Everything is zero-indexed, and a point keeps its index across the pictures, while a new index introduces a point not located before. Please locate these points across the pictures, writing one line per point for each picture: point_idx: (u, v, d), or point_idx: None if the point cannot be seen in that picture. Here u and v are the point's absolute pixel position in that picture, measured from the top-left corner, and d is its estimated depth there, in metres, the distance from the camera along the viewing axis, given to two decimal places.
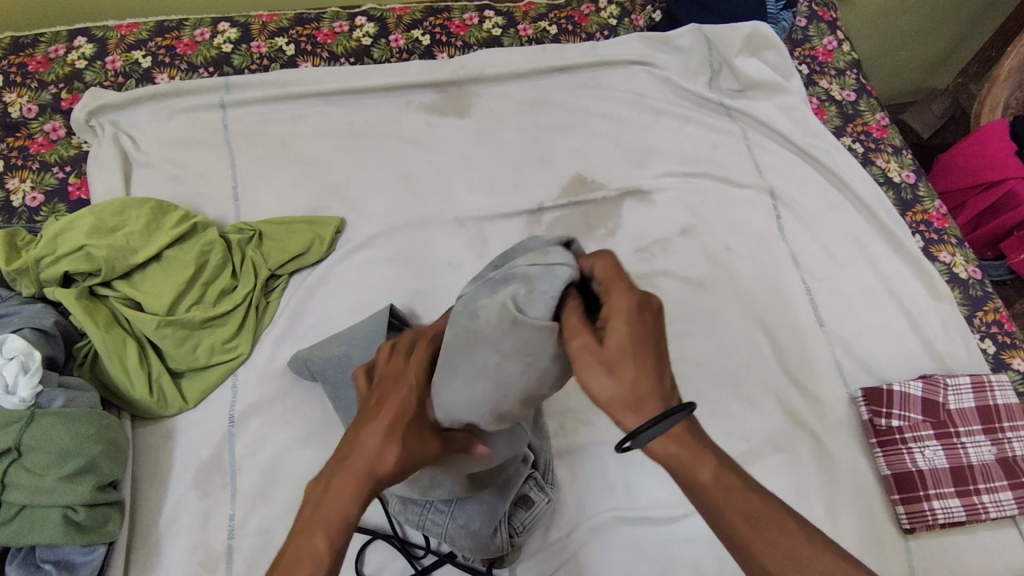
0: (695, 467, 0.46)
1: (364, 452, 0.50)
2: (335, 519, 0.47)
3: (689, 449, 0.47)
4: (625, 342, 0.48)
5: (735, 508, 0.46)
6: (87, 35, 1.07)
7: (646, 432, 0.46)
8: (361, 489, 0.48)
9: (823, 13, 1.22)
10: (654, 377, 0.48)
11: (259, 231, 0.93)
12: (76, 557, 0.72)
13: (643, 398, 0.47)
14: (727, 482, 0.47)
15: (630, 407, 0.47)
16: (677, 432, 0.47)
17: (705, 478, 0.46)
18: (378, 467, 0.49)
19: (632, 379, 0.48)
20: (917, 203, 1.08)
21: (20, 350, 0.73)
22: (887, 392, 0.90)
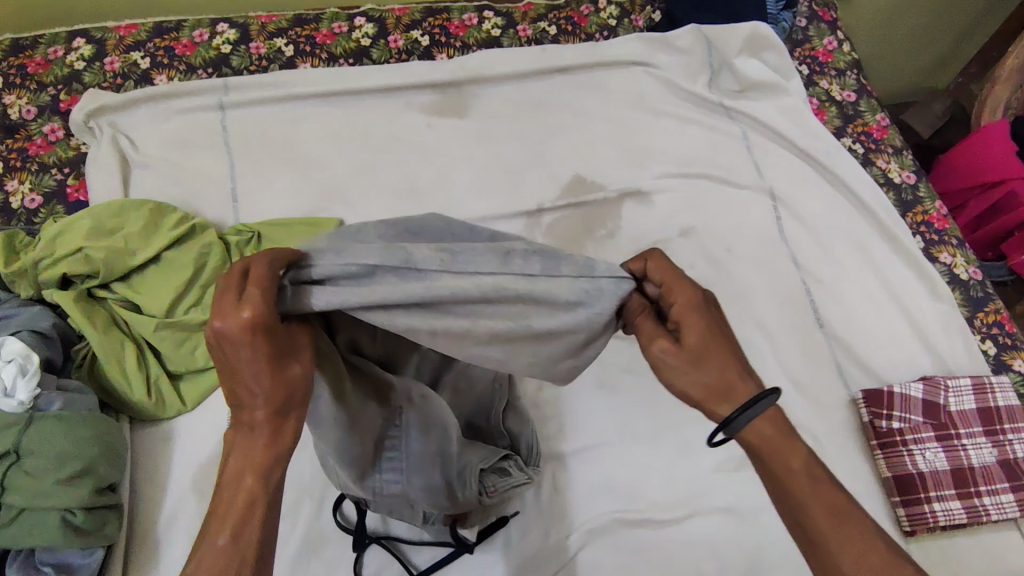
0: (786, 456, 0.47)
1: (270, 402, 0.44)
2: (266, 473, 0.45)
3: (776, 437, 0.48)
4: (705, 342, 0.48)
5: (817, 497, 0.47)
6: (87, 36, 1.07)
7: (739, 421, 0.47)
8: (284, 434, 0.45)
9: (823, 13, 1.22)
10: (738, 367, 0.49)
11: (258, 232, 0.92)
12: (75, 560, 0.72)
13: (733, 386, 0.48)
14: (814, 471, 0.48)
15: (722, 399, 0.48)
16: (765, 418, 0.48)
17: (794, 465, 0.47)
18: (293, 410, 0.45)
19: (717, 375, 0.48)
20: (918, 204, 1.08)
21: (19, 352, 0.73)
22: (888, 393, 0.90)
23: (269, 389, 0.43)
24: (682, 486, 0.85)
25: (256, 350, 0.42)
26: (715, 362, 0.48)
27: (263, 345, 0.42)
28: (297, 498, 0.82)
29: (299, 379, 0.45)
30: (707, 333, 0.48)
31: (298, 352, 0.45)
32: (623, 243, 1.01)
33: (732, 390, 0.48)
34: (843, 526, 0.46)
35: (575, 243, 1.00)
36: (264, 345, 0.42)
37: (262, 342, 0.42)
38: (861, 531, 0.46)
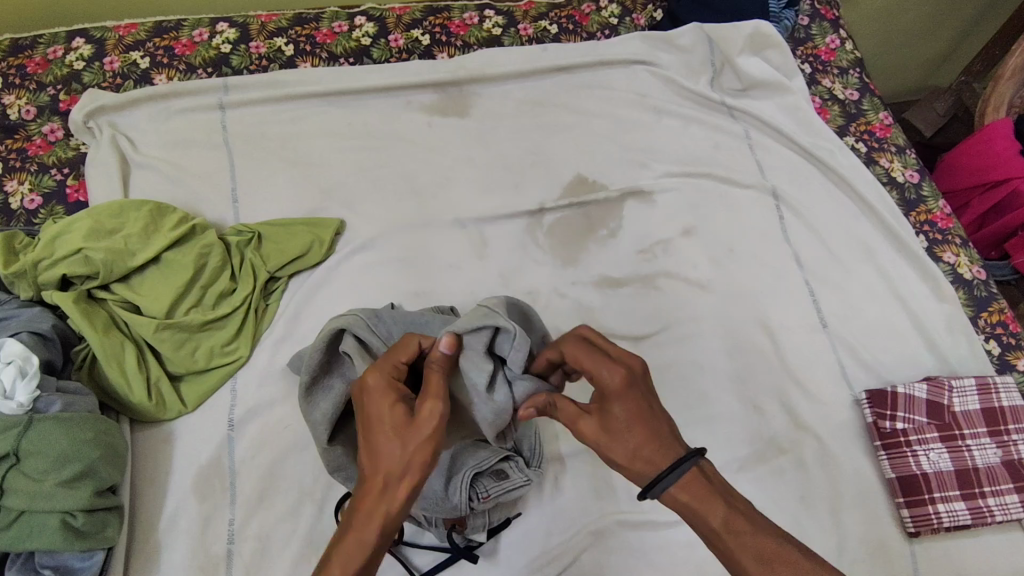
0: (704, 512, 0.55)
1: (377, 465, 0.55)
2: (362, 534, 0.52)
3: (701, 497, 0.56)
4: (624, 418, 0.58)
5: (743, 545, 0.54)
6: (86, 36, 1.07)
7: (658, 483, 0.56)
8: (384, 496, 0.54)
9: (825, 11, 1.21)
10: (659, 440, 0.58)
11: (258, 233, 0.92)
12: (75, 562, 0.72)
13: (653, 458, 0.57)
14: (734, 524, 0.55)
15: (644, 467, 0.57)
16: (689, 479, 0.56)
17: (713, 523, 0.55)
18: (392, 472, 0.54)
19: (638, 447, 0.57)
20: (921, 203, 1.07)
21: (18, 354, 0.73)
22: (892, 394, 0.89)
23: (376, 447, 0.56)
24: None
25: (375, 408, 0.58)
26: (636, 440, 0.58)
27: (381, 406, 0.57)
28: (298, 500, 0.81)
29: (407, 440, 0.55)
30: (622, 410, 0.59)
31: (413, 416, 0.56)
32: (625, 243, 1.00)
33: (653, 459, 0.57)
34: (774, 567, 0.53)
35: (576, 243, 1.00)
36: (384, 403, 0.57)
37: (380, 399, 0.58)
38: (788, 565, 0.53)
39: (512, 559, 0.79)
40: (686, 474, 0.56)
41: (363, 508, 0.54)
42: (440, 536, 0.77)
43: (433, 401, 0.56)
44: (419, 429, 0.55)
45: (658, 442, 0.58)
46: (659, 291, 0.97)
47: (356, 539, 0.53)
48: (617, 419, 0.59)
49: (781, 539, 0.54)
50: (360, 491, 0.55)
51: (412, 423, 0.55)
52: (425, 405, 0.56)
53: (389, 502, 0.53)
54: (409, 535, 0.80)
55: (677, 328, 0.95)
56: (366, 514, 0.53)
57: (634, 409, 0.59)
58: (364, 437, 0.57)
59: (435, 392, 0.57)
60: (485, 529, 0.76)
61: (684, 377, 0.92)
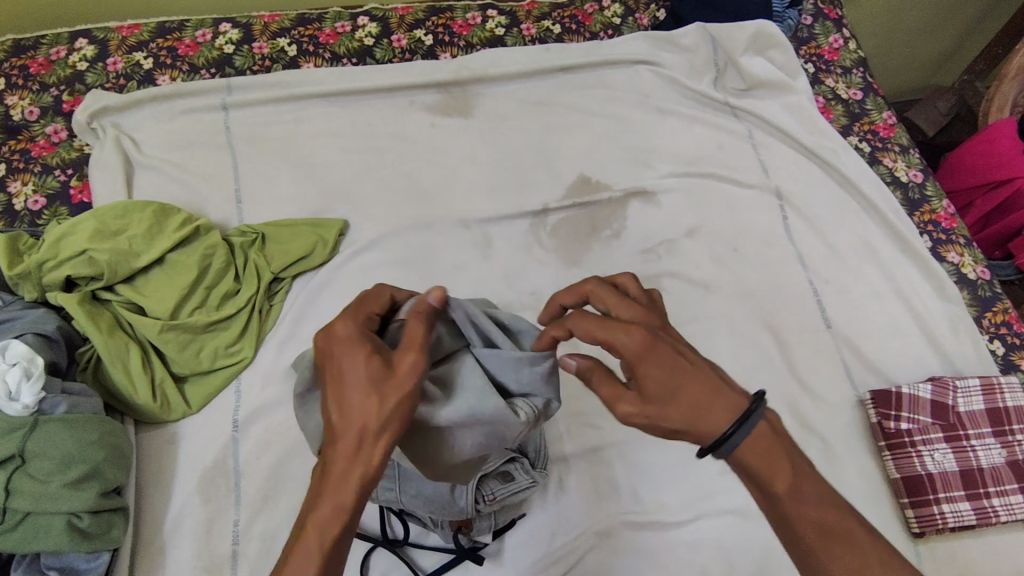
0: (772, 475, 0.53)
1: (352, 418, 0.52)
2: (339, 491, 0.50)
3: (767, 455, 0.53)
4: (670, 378, 0.55)
5: (809, 513, 0.53)
6: (89, 37, 1.07)
7: (730, 439, 0.53)
8: (358, 455, 0.51)
9: (828, 11, 1.21)
10: (708, 392, 0.55)
11: (262, 234, 0.92)
12: (81, 564, 0.72)
13: (711, 413, 0.54)
14: (798, 489, 0.53)
15: (705, 425, 0.54)
16: (757, 436, 0.54)
17: (777, 485, 0.53)
18: (371, 428, 0.51)
19: (698, 404, 0.54)
20: (925, 203, 1.07)
21: (23, 355, 0.72)
22: (897, 394, 0.89)
23: (351, 400, 0.52)
24: (689, 488, 0.84)
25: (348, 357, 0.54)
26: (692, 398, 0.54)
27: (357, 358, 0.53)
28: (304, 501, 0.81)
29: (384, 396, 0.52)
30: (671, 368, 0.55)
31: (392, 370, 0.53)
32: (629, 244, 1.00)
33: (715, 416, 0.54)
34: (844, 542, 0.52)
35: (579, 243, 1.00)
36: (357, 355, 0.54)
37: (355, 350, 0.54)
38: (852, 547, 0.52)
39: (517, 559, 0.79)
40: (754, 428, 0.54)
41: (338, 469, 0.51)
42: (446, 537, 0.77)
43: (414, 355, 0.54)
44: (399, 385, 0.52)
45: (713, 398, 0.54)
46: (663, 292, 0.97)
47: (332, 501, 0.50)
48: (666, 384, 0.55)
49: (841, 509, 0.53)
50: (331, 448, 0.52)
51: (391, 378, 0.52)
52: (405, 360, 0.53)
53: (369, 462, 0.51)
54: (414, 536, 0.80)
55: (681, 328, 0.95)
56: (340, 473, 0.51)
57: (678, 369, 0.55)
58: (333, 391, 0.53)
59: (415, 347, 0.54)
60: (490, 530, 0.76)
61: None
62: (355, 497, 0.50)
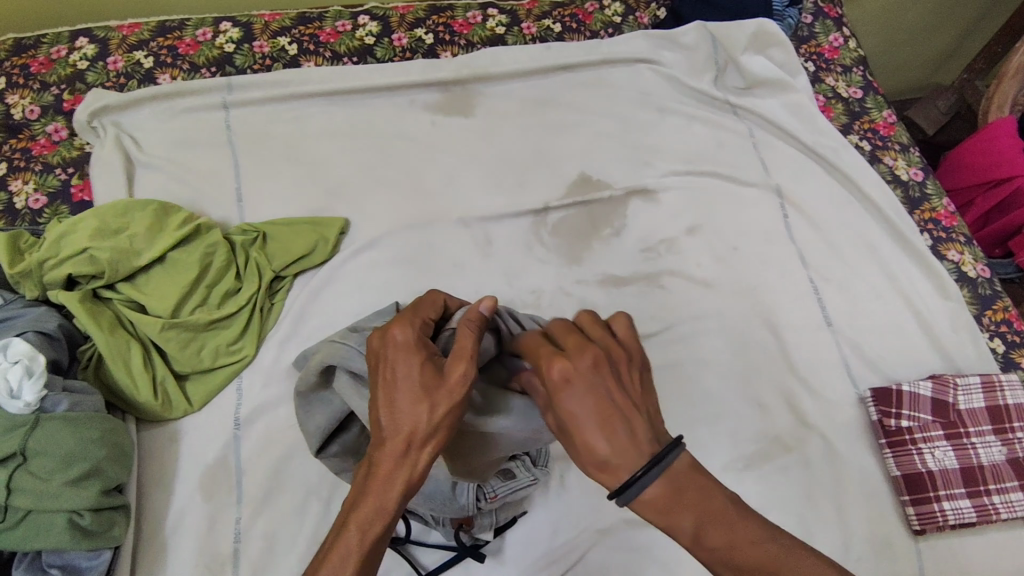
0: (673, 522, 0.50)
1: (401, 425, 0.52)
2: (383, 496, 0.52)
3: (667, 502, 0.50)
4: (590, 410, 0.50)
5: (721, 556, 0.50)
6: (89, 36, 1.07)
7: (634, 487, 0.49)
8: (406, 462, 0.52)
9: (828, 9, 1.21)
10: (624, 441, 0.50)
11: (263, 232, 0.92)
12: (82, 562, 0.72)
13: (617, 464, 0.50)
14: (704, 533, 0.50)
15: (605, 472, 0.50)
16: (659, 486, 0.50)
17: (681, 530, 0.50)
18: (417, 437, 0.52)
19: (598, 446, 0.50)
20: (925, 201, 1.07)
21: (25, 353, 0.72)
22: (897, 392, 0.89)
23: (402, 407, 0.52)
24: None
25: (401, 363, 0.54)
26: (602, 434, 0.50)
27: (409, 365, 0.53)
28: (305, 499, 0.81)
29: (433, 406, 0.52)
30: (592, 396, 0.51)
31: (444, 382, 0.53)
32: (630, 242, 1.00)
33: (617, 461, 0.50)
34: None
35: (580, 241, 1.00)
36: (410, 361, 0.54)
37: (410, 357, 0.54)
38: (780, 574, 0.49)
39: (519, 556, 0.80)
40: (657, 479, 0.49)
41: (384, 471, 0.52)
42: (447, 535, 0.77)
43: (465, 366, 0.53)
44: (449, 397, 0.53)
45: (625, 441, 0.50)
46: (664, 290, 0.97)
47: (377, 504, 0.52)
48: (582, 410, 0.50)
49: (763, 544, 0.50)
50: (378, 451, 0.53)
51: (441, 389, 0.53)
52: (458, 371, 0.53)
53: (413, 470, 0.52)
54: (416, 534, 0.80)
55: (682, 327, 0.95)
56: (386, 476, 0.52)
57: (601, 398, 0.51)
58: (383, 393, 0.53)
59: (467, 357, 0.54)
60: (492, 527, 0.76)
61: (689, 374, 0.92)
62: (396, 501, 0.52)
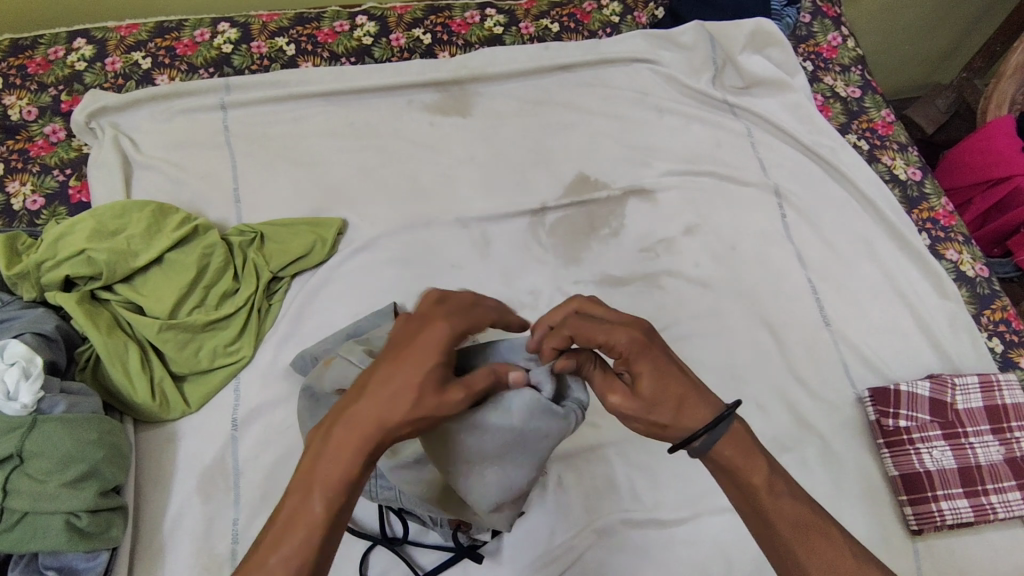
0: (748, 474, 0.56)
1: (389, 403, 0.52)
2: (348, 468, 0.50)
3: (743, 455, 0.56)
4: (652, 383, 0.57)
5: (786, 512, 0.55)
6: (87, 37, 1.07)
7: (702, 440, 0.56)
8: (378, 442, 0.51)
9: (827, 8, 1.21)
10: (696, 394, 0.57)
11: (260, 233, 0.92)
12: (79, 564, 0.72)
13: (693, 412, 0.56)
14: (774, 486, 0.56)
15: (684, 420, 0.56)
16: (728, 439, 0.57)
17: (755, 482, 0.56)
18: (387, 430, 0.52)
19: (671, 405, 0.56)
20: (924, 201, 1.07)
21: (21, 355, 0.72)
22: (895, 392, 0.89)
23: (401, 390, 0.52)
24: (688, 486, 0.84)
25: (422, 353, 0.54)
26: (671, 403, 0.56)
27: (420, 359, 0.54)
28: None
29: (417, 408, 0.52)
30: (657, 367, 0.57)
31: (438, 391, 0.53)
32: (628, 242, 1.00)
33: (693, 411, 0.56)
34: (805, 536, 0.54)
35: (578, 241, 1.00)
36: (431, 356, 0.54)
37: (433, 354, 0.54)
38: (828, 541, 0.54)
39: (516, 557, 0.79)
40: (729, 430, 0.57)
41: (355, 442, 0.51)
42: (445, 535, 0.77)
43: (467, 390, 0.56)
44: (434, 407, 0.53)
45: (692, 400, 0.57)
46: (662, 290, 0.97)
47: (339, 471, 0.50)
48: (649, 390, 0.56)
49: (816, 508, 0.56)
50: (348, 422, 0.51)
51: (432, 394, 0.53)
52: (456, 390, 0.54)
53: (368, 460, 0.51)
54: (414, 534, 0.80)
55: (680, 327, 0.95)
56: (345, 457, 0.51)
57: (663, 365, 0.57)
58: (383, 373, 0.53)
59: (468, 385, 0.56)
60: (489, 528, 0.76)
61: None
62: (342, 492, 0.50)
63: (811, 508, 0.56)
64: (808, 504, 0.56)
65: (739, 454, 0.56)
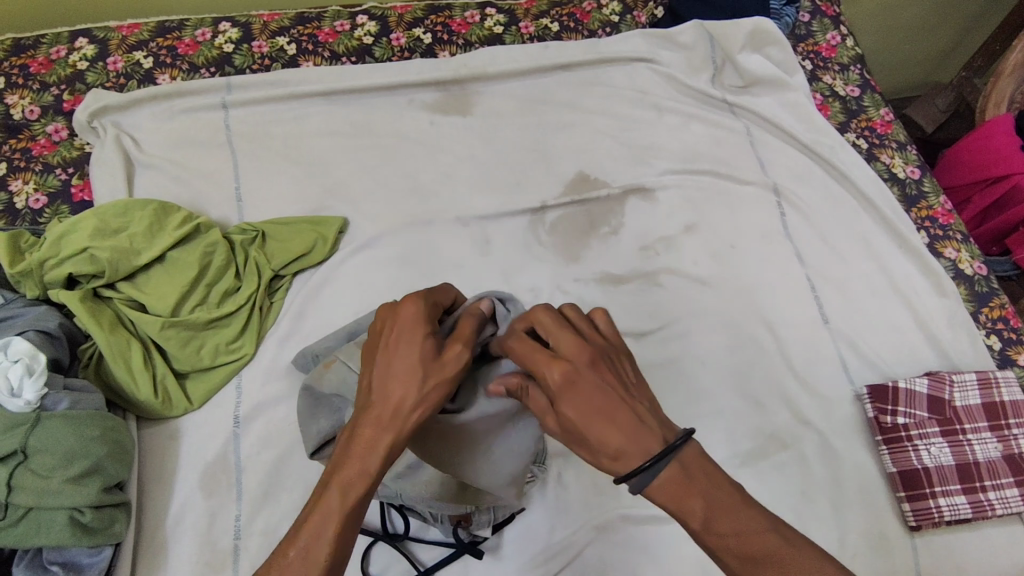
0: (685, 515, 0.50)
1: (392, 390, 0.52)
2: (369, 461, 0.51)
3: (676, 497, 0.50)
4: (579, 418, 0.51)
5: (731, 549, 0.50)
6: (89, 36, 1.07)
7: (633, 482, 0.50)
8: (393, 427, 0.52)
9: (826, 7, 1.21)
10: (628, 429, 0.50)
11: (262, 231, 0.93)
12: (82, 559, 0.72)
13: (624, 451, 0.50)
14: (716, 523, 0.50)
15: (613, 458, 0.51)
16: (664, 477, 0.50)
17: (694, 523, 0.50)
18: (407, 406, 0.52)
19: (597, 440, 0.51)
20: (922, 199, 1.08)
21: (25, 352, 0.73)
22: (893, 389, 0.89)
23: (399, 374, 0.53)
24: None
25: (408, 334, 0.54)
26: (596, 439, 0.51)
27: (409, 338, 0.54)
28: (303, 496, 0.82)
29: (426, 378, 0.53)
30: (591, 401, 0.51)
31: (438, 354, 0.54)
32: (627, 240, 1.01)
33: (628, 451, 0.50)
34: (758, 572, 0.50)
35: (578, 240, 1.00)
36: (415, 332, 0.54)
37: (417, 330, 0.54)
38: (780, 568, 0.49)
39: (517, 553, 0.80)
40: (666, 466, 0.50)
41: (369, 436, 0.51)
42: (445, 531, 0.78)
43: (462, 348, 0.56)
44: (441, 372, 0.53)
45: (624, 439, 0.50)
46: (661, 288, 0.97)
47: (360, 467, 0.51)
48: (573, 420, 0.52)
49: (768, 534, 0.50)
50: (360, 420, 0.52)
51: (434, 360, 0.54)
52: (454, 349, 0.55)
53: (396, 438, 0.52)
54: (415, 530, 0.81)
55: (679, 324, 0.95)
56: (363, 451, 0.51)
57: (605, 397, 0.52)
58: (384, 355, 0.54)
59: (461, 338, 0.57)
60: (489, 524, 0.77)
61: (685, 372, 0.92)
62: (377, 476, 0.51)
63: (762, 535, 0.50)
64: (761, 531, 0.50)
65: (675, 491, 0.50)
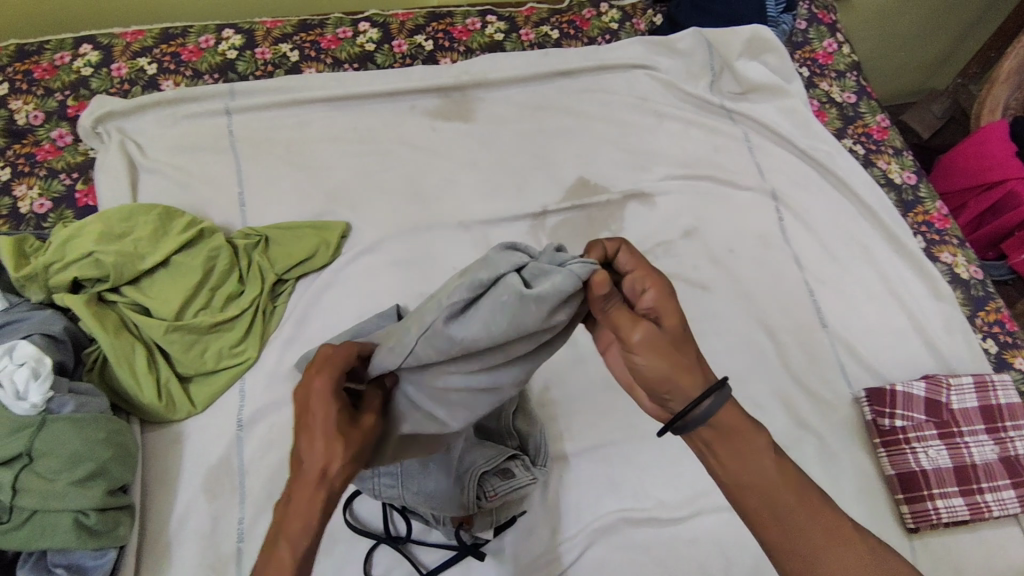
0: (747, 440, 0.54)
1: (313, 465, 0.52)
2: (295, 532, 0.51)
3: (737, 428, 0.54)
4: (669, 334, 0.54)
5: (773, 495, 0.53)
6: (93, 43, 1.08)
7: (701, 406, 0.53)
8: (315, 499, 0.52)
9: (823, 15, 1.23)
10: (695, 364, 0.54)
11: (265, 236, 0.94)
12: (87, 561, 0.73)
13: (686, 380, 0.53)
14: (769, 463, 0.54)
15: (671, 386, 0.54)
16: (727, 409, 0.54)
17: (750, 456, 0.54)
18: (306, 472, 0.52)
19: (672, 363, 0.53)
20: (918, 204, 1.09)
21: (31, 356, 0.73)
22: (891, 392, 0.90)
23: (317, 447, 0.53)
24: (687, 486, 0.86)
25: (320, 410, 0.54)
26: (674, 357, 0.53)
27: (324, 412, 0.54)
28: None
29: (313, 438, 0.53)
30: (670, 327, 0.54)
31: (314, 408, 0.54)
32: None
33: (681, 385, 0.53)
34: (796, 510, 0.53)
35: (579, 244, 1.01)
36: (326, 407, 0.54)
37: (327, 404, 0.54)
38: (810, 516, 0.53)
39: (518, 556, 0.80)
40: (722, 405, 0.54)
41: (296, 510, 0.52)
42: (447, 534, 0.78)
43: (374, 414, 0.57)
44: (319, 426, 0.53)
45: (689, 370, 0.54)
46: None
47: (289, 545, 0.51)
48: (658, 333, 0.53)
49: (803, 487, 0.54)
50: (293, 501, 0.52)
51: (315, 420, 0.54)
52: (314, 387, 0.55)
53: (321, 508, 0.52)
54: (416, 533, 0.81)
55: None
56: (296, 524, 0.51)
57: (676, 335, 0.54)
58: (304, 442, 0.54)
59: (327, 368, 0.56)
60: (491, 526, 0.77)
61: None
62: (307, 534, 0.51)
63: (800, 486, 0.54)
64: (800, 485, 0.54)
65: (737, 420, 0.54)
